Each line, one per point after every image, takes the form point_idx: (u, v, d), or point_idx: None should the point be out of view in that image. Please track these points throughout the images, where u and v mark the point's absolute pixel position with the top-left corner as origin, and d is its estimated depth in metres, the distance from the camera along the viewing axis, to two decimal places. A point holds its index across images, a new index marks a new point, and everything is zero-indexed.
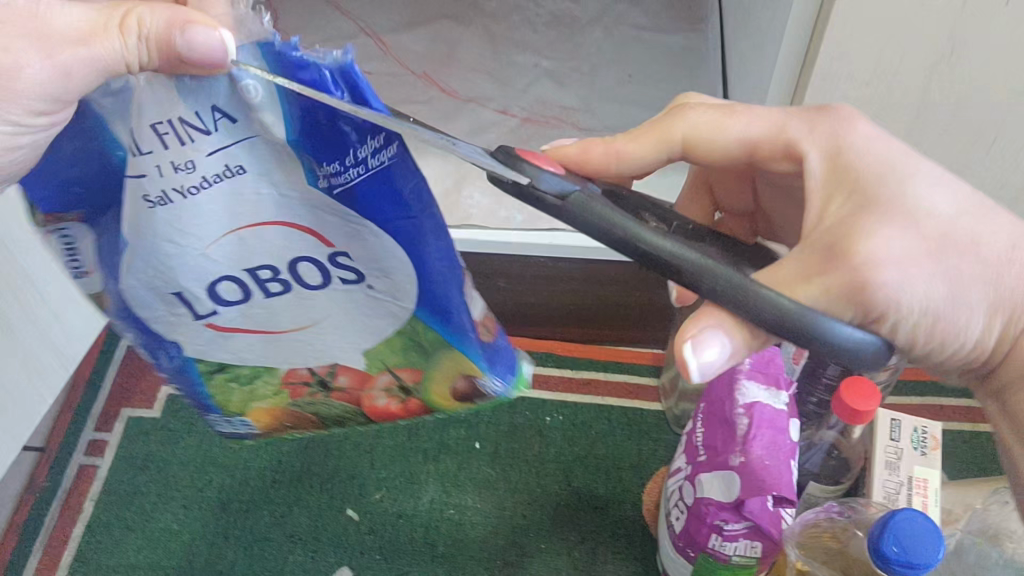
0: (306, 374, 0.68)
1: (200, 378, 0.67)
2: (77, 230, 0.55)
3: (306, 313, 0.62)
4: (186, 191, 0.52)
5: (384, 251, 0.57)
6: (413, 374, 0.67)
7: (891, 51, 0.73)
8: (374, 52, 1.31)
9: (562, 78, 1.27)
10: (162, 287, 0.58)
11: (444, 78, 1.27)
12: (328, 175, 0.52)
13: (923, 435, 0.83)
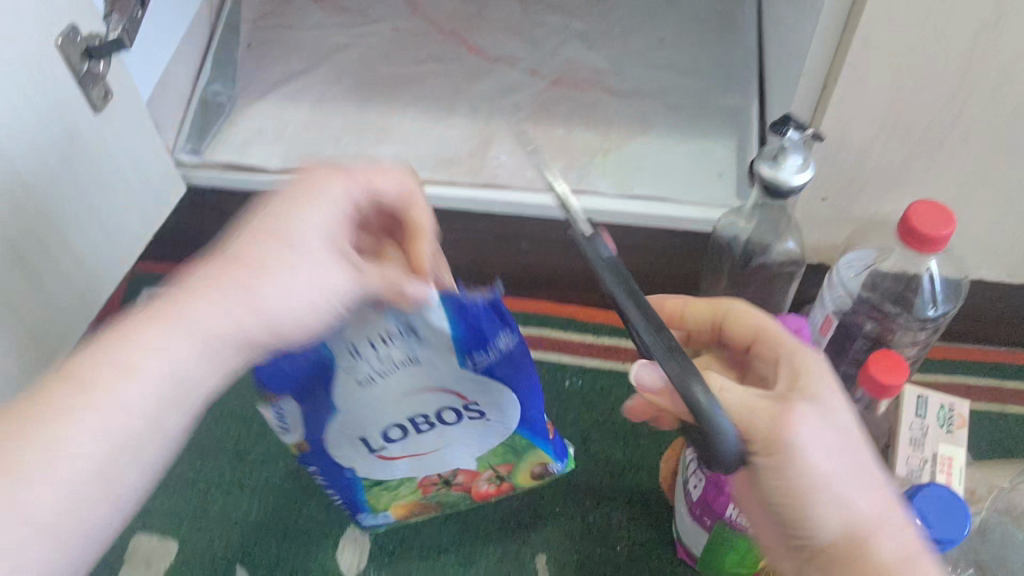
0: (438, 478, 0.85)
1: (360, 487, 0.83)
2: (287, 403, 0.69)
3: (443, 441, 0.80)
4: (377, 376, 0.68)
5: (501, 394, 0.73)
6: (508, 467, 0.86)
7: (940, 11, 0.69)
8: (403, 12, 1.32)
9: (593, 40, 1.23)
10: (353, 433, 0.74)
11: (473, 38, 1.26)
12: (474, 359, 0.69)
13: (949, 414, 0.80)
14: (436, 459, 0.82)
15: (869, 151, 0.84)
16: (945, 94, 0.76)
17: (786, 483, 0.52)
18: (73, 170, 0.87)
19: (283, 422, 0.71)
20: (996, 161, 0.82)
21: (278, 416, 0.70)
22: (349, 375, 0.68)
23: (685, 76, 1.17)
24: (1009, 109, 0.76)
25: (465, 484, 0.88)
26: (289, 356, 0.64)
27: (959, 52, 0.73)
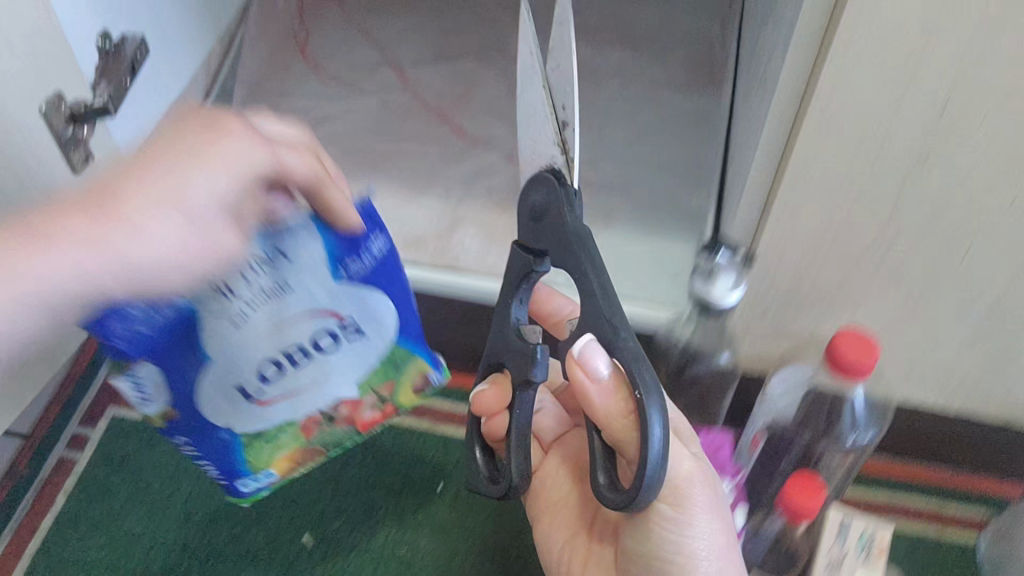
0: (320, 416, 0.88)
1: (239, 448, 0.85)
2: (148, 369, 0.73)
3: (324, 372, 0.84)
4: (240, 318, 0.74)
5: (379, 303, 0.81)
6: (389, 387, 0.90)
7: (871, 146, 0.72)
8: (394, 85, 1.36)
9: None
10: (231, 382, 0.78)
11: (457, 116, 1.30)
12: (350, 269, 0.76)
13: (869, 541, 0.81)
14: (314, 388, 0.85)
15: (807, 271, 0.85)
16: (879, 224, 0.78)
17: (679, 542, 0.65)
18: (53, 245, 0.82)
19: (146, 396, 0.76)
20: (934, 288, 0.83)
21: (137, 388, 0.75)
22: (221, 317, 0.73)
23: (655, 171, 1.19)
24: (941, 244, 0.78)
25: (349, 416, 0.90)
26: (142, 313, 0.68)
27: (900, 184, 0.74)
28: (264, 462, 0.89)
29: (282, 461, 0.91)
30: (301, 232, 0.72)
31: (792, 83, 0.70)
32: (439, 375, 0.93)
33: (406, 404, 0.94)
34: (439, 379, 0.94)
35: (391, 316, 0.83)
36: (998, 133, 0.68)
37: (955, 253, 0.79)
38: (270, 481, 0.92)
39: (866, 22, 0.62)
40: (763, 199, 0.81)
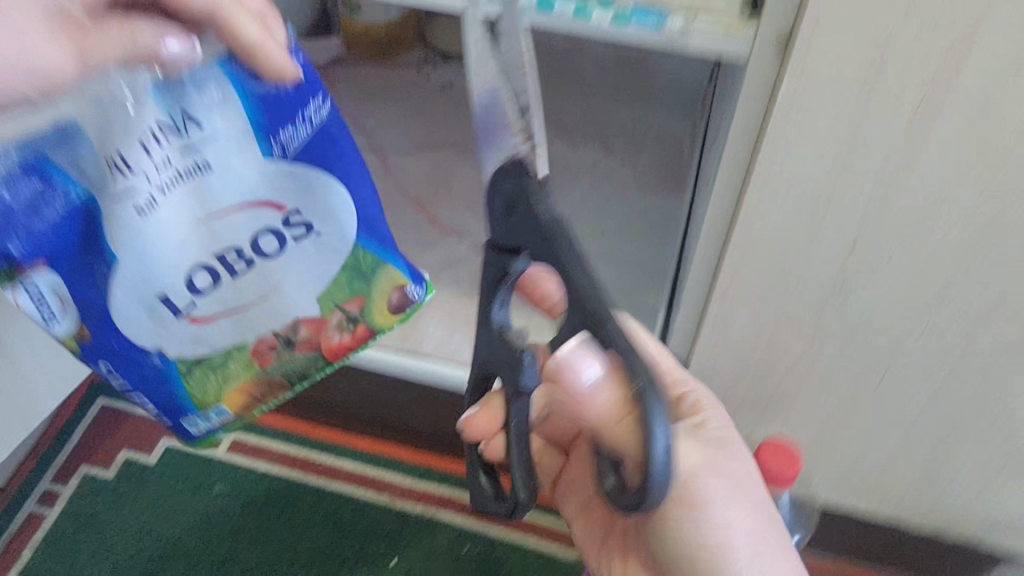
0: (274, 339, 0.51)
1: (178, 378, 0.48)
2: (50, 279, 0.41)
3: (270, 282, 0.48)
4: (162, 189, 0.41)
5: (331, 196, 0.45)
6: (356, 303, 0.51)
7: (850, 198, 0.44)
8: (320, 52, 0.80)
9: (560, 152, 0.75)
10: (148, 292, 0.44)
11: (397, 131, 0.80)
12: (283, 144, 0.43)
13: None
14: (260, 309, 0.48)
15: (752, 373, 0.60)
16: (851, 375, 0.57)
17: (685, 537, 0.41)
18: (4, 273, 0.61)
19: (51, 318, 0.42)
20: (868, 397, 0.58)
21: (37, 304, 0.41)
22: (127, 200, 0.40)
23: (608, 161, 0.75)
24: (949, 411, 0.57)
25: (311, 342, 0.52)
26: (17, 183, 0.37)
27: (829, 338, 0.54)
28: (211, 398, 0.51)
29: (234, 396, 0.52)
30: (205, 95, 0.40)
31: (725, 184, 0.46)
32: (423, 294, 0.53)
33: (383, 333, 0.54)
34: (425, 298, 0.53)
35: (352, 224, 0.47)
36: (983, 304, 0.48)
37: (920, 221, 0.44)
38: (225, 421, 0.53)
39: (809, 105, 0.39)
40: (720, 252, 0.51)
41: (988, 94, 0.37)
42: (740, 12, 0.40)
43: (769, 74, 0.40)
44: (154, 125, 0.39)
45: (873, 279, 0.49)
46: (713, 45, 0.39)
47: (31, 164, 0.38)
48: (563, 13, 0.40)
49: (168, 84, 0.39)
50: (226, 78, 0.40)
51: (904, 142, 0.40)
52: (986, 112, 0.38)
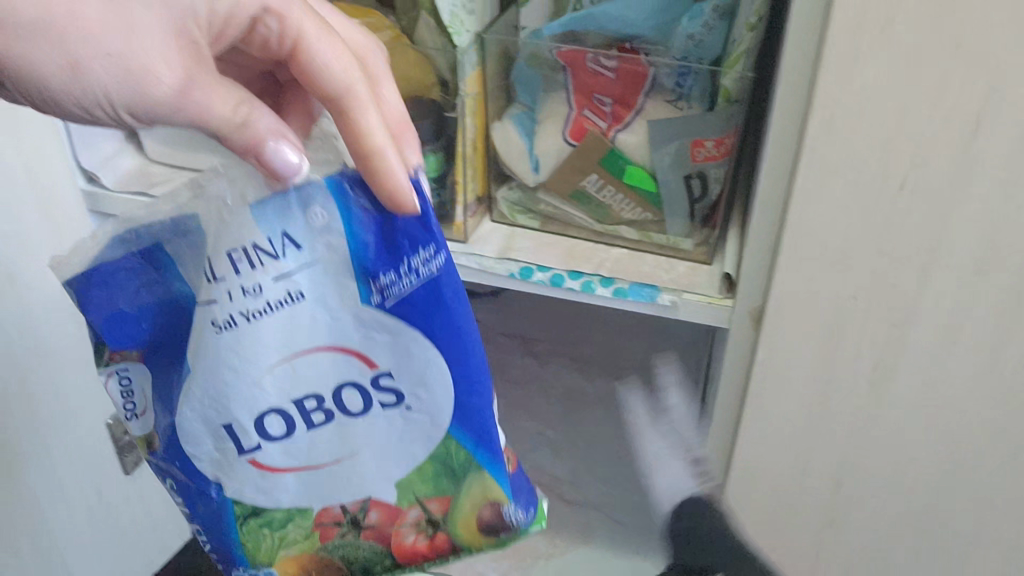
0: (340, 513, 0.40)
1: (232, 523, 0.39)
2: (139, 372, 0.38)
3: (347, 449, 0.38)
4: (251, 314, 0.35)
5: (434, 366, 0.37)
6: (442, 501, 0.40)
7: (838, 443, 0.49)
8: None
9: (565, 451, 0.85)
10: (212, 420, 0.37)
11: None
12: (382, 290, 0.36)
13: None
14: (335, 471, 0.38)
15: None
16: None
17: None
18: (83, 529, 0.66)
19: (132, 413, 0.39)
20: None
21: (124, 394, 0.38)
22: (205, 312, 0.35)
23: (620, 463, 0.83)
24: None
25: (378, 531, 0.40)
26: (128, 265, 0.36)
27: None
28: (262, 557, 0.40)
29: (289, 565, 0.40)
30: (313, 215, 0.35)
31: (715, 440, 0.53)
32: (529, 518, 0.41)
33: (470, 552, 0.41)
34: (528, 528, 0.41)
35: (447, 410, 0.38)
36: (966, 539, 0.51)
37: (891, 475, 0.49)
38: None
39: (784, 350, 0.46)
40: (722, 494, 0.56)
41: (921, 370, 0.45)
42: (716, 289, 0.49)
43: (745, 351, 0.48)
44: (252, 246, 0.34)
45: (852, 549, 0.53)
46: (699, 312, 0.48)
47: (145, 250, 0.36)
48: (539, 278, 0.50)
49: (278, 201, 0.35)
50: (333, 200, 0.35)
51: (863, 415, 0.47)
52: (928, 386, 0.45)
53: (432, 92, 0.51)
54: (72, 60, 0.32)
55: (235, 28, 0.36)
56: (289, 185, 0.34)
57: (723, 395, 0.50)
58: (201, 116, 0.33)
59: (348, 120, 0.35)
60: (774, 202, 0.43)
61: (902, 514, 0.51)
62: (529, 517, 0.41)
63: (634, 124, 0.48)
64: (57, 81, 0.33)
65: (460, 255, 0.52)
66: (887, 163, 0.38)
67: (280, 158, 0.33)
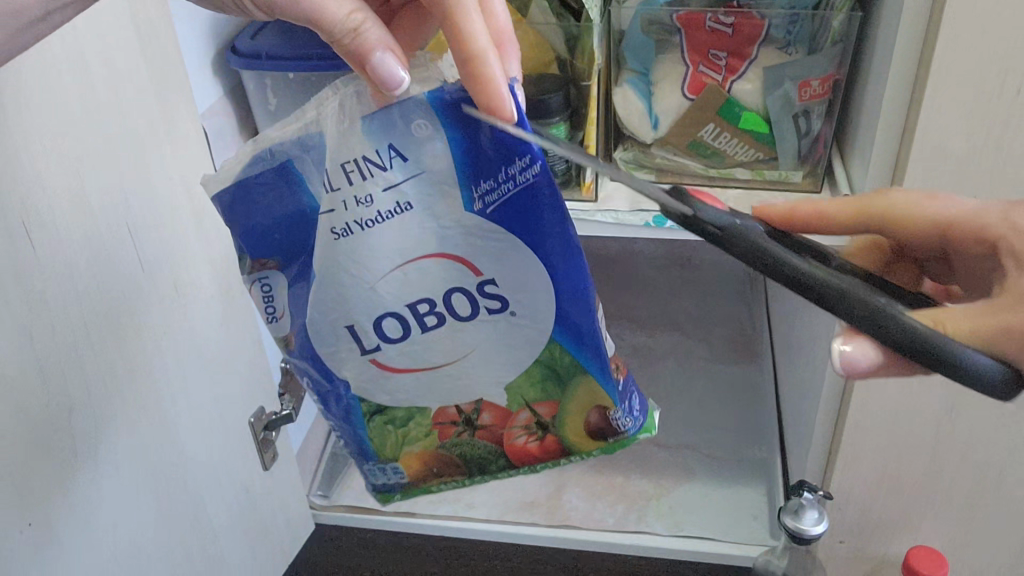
0: (456, 414, 0.47)
1: (361, 420, 0.46)
2: (278, 280, 0.42)
3: (459, 346, 0.43)
4: (365, 223, 0.39)
5: (532, 265, 0.41)
6: (550, 408, 0.46)
7: None
8: None
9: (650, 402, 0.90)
10: (337, 321, 0.42)
11: None
12: (482, 195, 0.39)
13: None
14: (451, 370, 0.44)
15: (891, 503, 0.68)
16: (973, 491, 0.65)
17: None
18: (245, 528, 0.69)
19: (273, 314, 0.42)
20: (993, 512, 0.66)
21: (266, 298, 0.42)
22: (327, 219, 0.39)
23: (705, 407, 0.89)
24: None
25: (491, 430, 0.47)
26: (266, 178, 0.39)
27: (947, 463, 0.64)
28: (389, 452, 0.48)
29: (410, 459, 0.49)
30: (417, 129, 0.38)
31: None
32: (635, 424, 0.47)
33: (578, 453, 0.48)
34: (635, 434, 0.47)
35: (551, 307, 0.42)
36: None
37: None
38: (404, 480, 0.50)
39: None
40: (841, 398, 0.63)
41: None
42: None
43: None
44: (362, 159, 0.38)
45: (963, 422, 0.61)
46: None
47: (276, 164, 0.39)
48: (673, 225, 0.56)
49: (385, 113, 0.38)
50: (435, 113, 0.38)
51: None
52: None
53: (550, 69, 0.57)
54: None
55: None
56: (392, 100, 0.38)
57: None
58: (319, 17, 0.35)
59: (453, 20, 0.36)
60: (897, 117, 0.48)
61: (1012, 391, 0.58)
62: (635, 423, 0.47)
63: (750, 74, 0.54)
64: None
65: (596, 213, 0.57)
66: (1005, 71, 0.44)
67: (386, 71, 0.36)
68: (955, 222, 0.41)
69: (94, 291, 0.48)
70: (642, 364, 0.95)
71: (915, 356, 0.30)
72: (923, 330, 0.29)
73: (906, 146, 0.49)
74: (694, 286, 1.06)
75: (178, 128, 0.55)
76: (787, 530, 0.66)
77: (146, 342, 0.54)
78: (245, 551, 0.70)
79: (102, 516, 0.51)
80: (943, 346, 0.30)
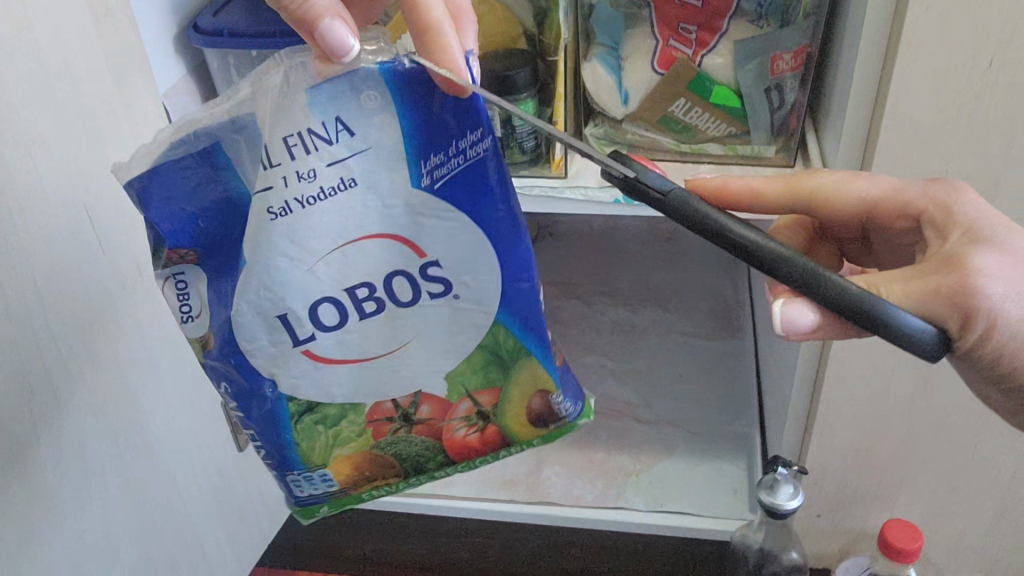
0: (392, 409, 0.44)
1: (288, 423, 0.43)
2: (196, 275, 0.39)
3: (398, 337, 0.42)
4: (305, 200, 0.37)
5: (477, 248, 0.40)
6: (491, 397, 0.45)
7: None
8: None
9: (631, 377, 0.90)
10: (268, 310, 0.39)
11: None
12: (430, 170, 0.38)
13: None
14: (384, 363, 0.42)
15: (867, 477, 0.68)
16: (948, 465, 0.65)
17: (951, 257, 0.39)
18: (218, 510, 0.69)
19: (188, 315, 0.40)
20: (968, 485, 0.66)
21: (180, 298, 0.39)
22: (261, 200, 0.37)
23: (685, 382, 0.89)
24: None
25: (431, 425, 0.45)
26: (187, 165, 0.37)
27: (922, 437, 0.64)
28: (316, 458, 0.45)
29: (341, 464, 0.46)
30: (370, 109, 0.37)
31: None
32: (574, 410, 0.47)
33: (518, 444, 0.47)
34: (575, 419, 0.47)
35: (495, 291, 0.42)
36: None
37: None
38: (331, 490, 0.47)
39: None
40: (816, 374, 0.63)
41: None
42: None
43: None
44: (307, 132, 0.36)
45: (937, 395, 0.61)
46: None
47: (199, 150, 0.37)
48: None
49: (333, 84, 0.36)
50: (385, 82, 0.37)
51: None
52: None
53: (518, 44, 0.56)
54: None
55: None
56: (342, 63, 0.36)
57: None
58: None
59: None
60: (868, 91, 0.48)
61: None
62: (574, 410, 0.47)
63: (720, 48, 0.53)
64: None
65: (563, 190, 0.56)
66: (977, 44, 0.44)
67: (335, 31, 0.35)
68: (878, 203, 0.43)
69: (51, 276, 0.47)
70: (623, 340, 0.94)
71: (851, 318, 0.33)
72: (858, 294, 0.32)
73: (878, 118, 0.48)
74: (675, 261, 1.05)
75: (142, 114, 0.55)
76: (763, 505, 0.66)
77: (109, 324, 0.53)
78: (220, 534, 0.69)
79: (65, 502, 0.50)
80: (878, 307, 0.32)
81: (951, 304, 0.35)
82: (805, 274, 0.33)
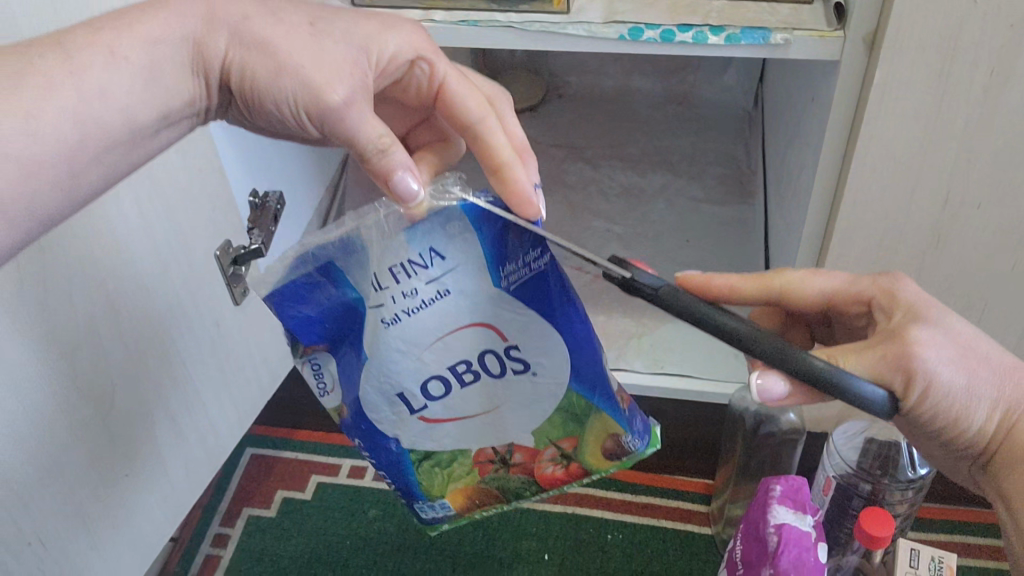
0: (493, 453, 0.46)
1: (412, 468, 0.46)
2: (326, 358, 0.42)
3: (493, 400, 0.44)
4: (411, 311, 0.40)
5: (549, 339, 0.42)
6: (573, 444, 0.46)
7: (950, 152, 0.52)
8: None
9: (636, 241, 0.87)
10: (388, 389, 0.42)
11: None
12: (507, 275, 0.40)
13: (939, 565, 0.54)
14: (483, 420, 0.44)
15: None
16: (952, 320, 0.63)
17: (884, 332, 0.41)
18: (212, 361, 0.67)
19: (323, 391, 0.43)
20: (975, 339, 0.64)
21: (316, 377, 0.43)
22: (375, 312, 0.40)
23: (694, 246, 0.86)
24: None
25: (525, 466, 0.47)
26: (311, 283, 0.40)
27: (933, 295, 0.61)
28: (437, 491, 0.47)
29: (457, 495, 0.48)
30: (455, 234, 0.39)
31: (825, 171, 0.56)
32: (645, 443, 0.46)
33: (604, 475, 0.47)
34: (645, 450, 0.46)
35: (568, 367, 0.43)
36: None
37: (1004, 174, 0.52)
38: (450, 515, 0.49)
39: (904, 67, 0.48)
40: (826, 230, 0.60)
41: None
42: (827, 24, 0.51)
43: (857, 79, 0.51)
44: (407, 262, 0.39)
45: (951, 252, 0.58)
46: (814, 49, 0.51)
47: (319, 267, 0.39)
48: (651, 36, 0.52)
49: (426, 222, 0.38)
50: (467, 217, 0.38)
51: (979, 120, 0.50)
52: None
53: None
54: (278, 67, 0.38)
55: (395, 67, 0.42)
56: (412, 206, 0.38)
57: (834, 123, 0.53)
58: (355, 136, 0.38)
59: (482, 144, 0.42)
60: None
61: (1005, 218, 0.55)
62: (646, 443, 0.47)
63: None
64: (262, 80, 0.38)
65: (566, 25, 0.53)
66: None
67: (405, 186, 0.38)
68: (835, 296, 0.44)
69: None
70: (629, 203, 0.91)
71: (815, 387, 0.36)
72: (821, 367, 0.35)
73: None
74: (687, 127, 1.02)
75: None
76: None
77: None
78: (215, 384, 0.68)
79: (48, 344, 0.49)
80: (835, 376, 0.35)
81: (894, 368, 0.38)
82: (774, 347, 0.35)
